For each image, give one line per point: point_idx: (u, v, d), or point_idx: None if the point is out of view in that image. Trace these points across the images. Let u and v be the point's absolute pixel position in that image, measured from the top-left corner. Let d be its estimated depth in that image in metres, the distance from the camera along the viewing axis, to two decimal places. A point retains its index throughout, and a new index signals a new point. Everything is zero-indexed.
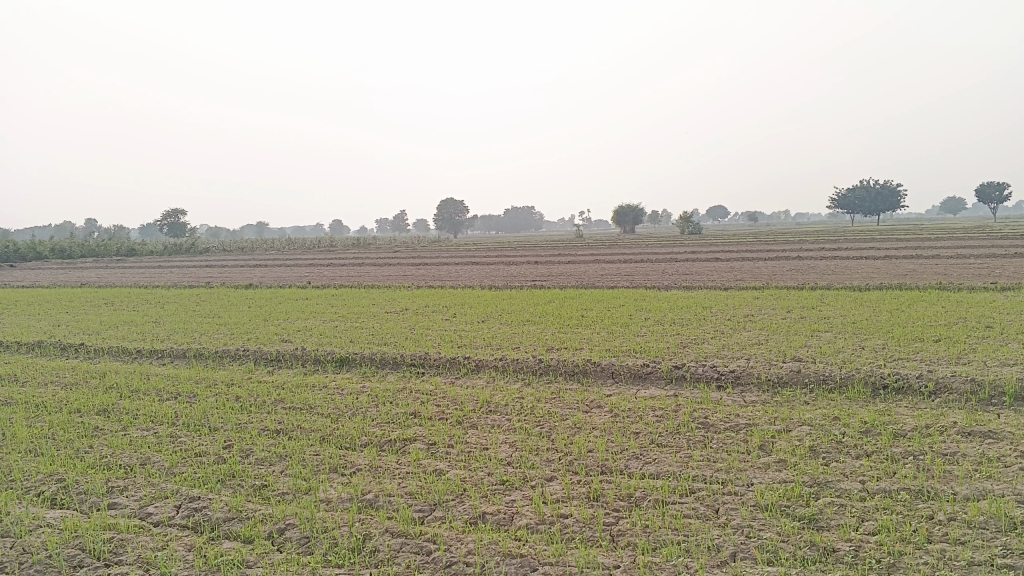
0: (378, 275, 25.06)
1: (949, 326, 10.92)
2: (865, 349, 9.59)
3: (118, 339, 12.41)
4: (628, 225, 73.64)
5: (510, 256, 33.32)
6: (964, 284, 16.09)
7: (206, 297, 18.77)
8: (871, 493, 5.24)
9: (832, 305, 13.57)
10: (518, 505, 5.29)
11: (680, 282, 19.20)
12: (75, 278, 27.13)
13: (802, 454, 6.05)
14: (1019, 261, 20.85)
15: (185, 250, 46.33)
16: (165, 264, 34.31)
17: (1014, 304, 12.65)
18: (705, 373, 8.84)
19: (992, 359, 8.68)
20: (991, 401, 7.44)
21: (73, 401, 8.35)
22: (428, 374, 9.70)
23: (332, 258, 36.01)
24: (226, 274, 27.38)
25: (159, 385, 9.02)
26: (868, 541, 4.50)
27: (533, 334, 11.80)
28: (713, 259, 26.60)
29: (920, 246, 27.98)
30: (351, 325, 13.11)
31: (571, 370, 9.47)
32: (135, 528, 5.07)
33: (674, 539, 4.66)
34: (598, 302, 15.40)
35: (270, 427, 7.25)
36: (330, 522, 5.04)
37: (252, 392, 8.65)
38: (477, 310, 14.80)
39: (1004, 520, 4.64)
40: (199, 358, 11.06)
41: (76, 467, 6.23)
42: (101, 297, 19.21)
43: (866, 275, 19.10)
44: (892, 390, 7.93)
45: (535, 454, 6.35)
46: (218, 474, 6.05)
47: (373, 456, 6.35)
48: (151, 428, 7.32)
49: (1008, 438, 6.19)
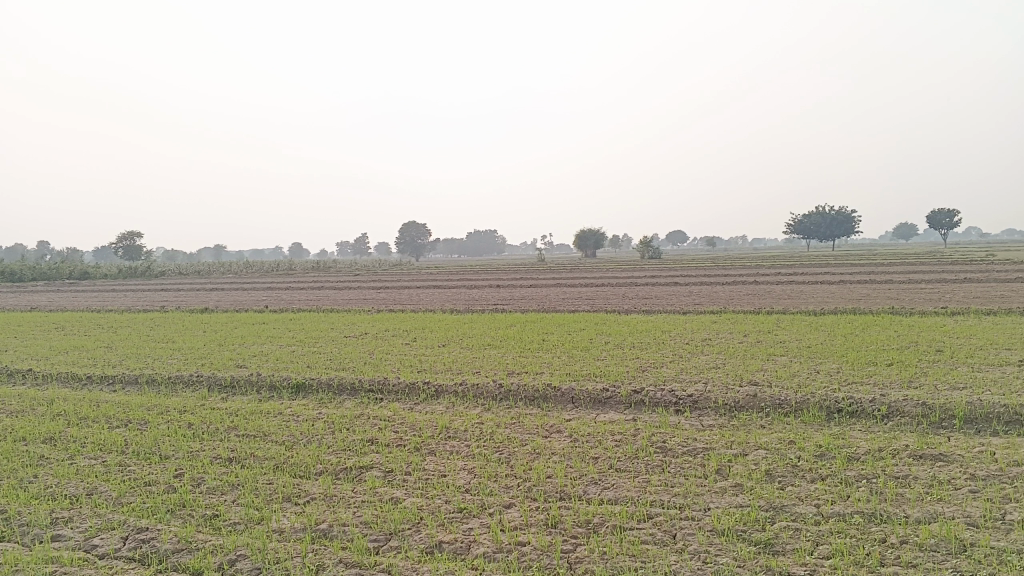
0: (338, 299, 24.83)
1: (902, 350, 11.13)
2: (820, 373, 9.73)
3: (68, 364, 12.12)
4: (589, 249, 74.05)
5: (472, 280, 33.27)
6: (916, 309, 16.43)
7: (161, 321, 18.41)
8: (825, 517, 5.28)
9: (788, 329, 13.75)
10: (476, 533, 5.24)
11: (639, 306, 19.33)
12: (24, 302, 26.47)
13: (757, 478, 6.10)
14: (968, 287, 21.36)
15: (140, 272, 45.51)
16: (120, 287, 33.62)
17: (963, 328, 12.94)
18: (664, 397, 8.88)
19: (943, 382, 8.86)
20: (943, 424, 7.58)
21: (19, 429, 8.10)
22: (386, 400, 9.61)
23: (292, 281, 35.66)
24: (181, 297, 26.89)
25: (109, 412, 8.80)
26: (822, 565, 4.53)
27: (493, 359, 11.77)
28: (673, 284, 26.83)
29: (874, 272, 28.57)
30: (309, 350, 12.97)
31: (530, 395, 9.45)
32: (79, 561, 4.91)
33: (631, 565, 4.65)
34: (559, 326, 15.41)
35: (222, 454, 7.10)
36: (282, 553, 4.94)
37: (205, 419, 8.49)
38: (437, 334, 14.73)
39: (955, 543, 4.71)
40: (152, 384, 10.83)
41: (19, 499, 6.03)
42: (52, 321, 18.72)
43: (822, 299, 19.39)
44: (846, 413, 8.04)
45: (493, 481, 6.30)
46: (168, 504, 5.90)
47: (328, 484, 6.25)
48: (99, 457, 7.13)
49: (959, 460, 6.31)
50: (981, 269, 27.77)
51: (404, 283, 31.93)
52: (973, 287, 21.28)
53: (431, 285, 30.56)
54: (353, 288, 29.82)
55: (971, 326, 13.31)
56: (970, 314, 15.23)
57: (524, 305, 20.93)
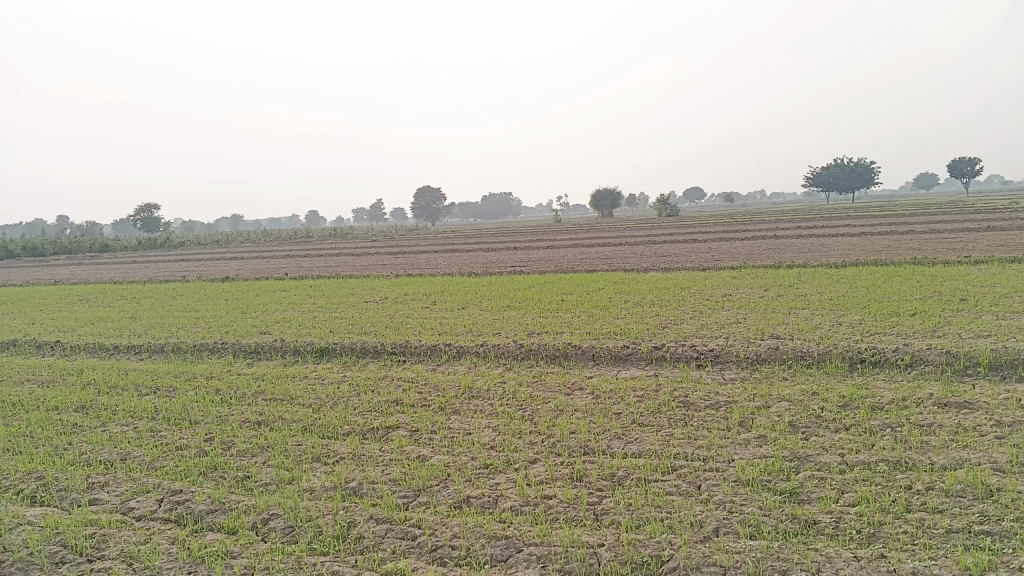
0: (356, 265, 24.91)
1: (925, 300, 11.05)
2: (842, 324, 9.70)
3: (94, 335, 12.29)
4: (606, 209, 73.64)
5: (489, 242, 33.26)
6: (939, 258, 16.26)
7: (182, 291, 18.58)
8: (850, 465, 5.30)
9: (809, 282, 13.68)
10: (502, 487, 5.31)
11: (657, 264, 19.26)
12: (48, 276, 26.77)
13: (781, 429, 6.12)
14: (991, 235, 21.09)
15: (159, 244, 45.85)
16: (141, 259, 33.90)
17: (987, 277, 12.81)
18: (685, 352, 8.90)
19: (966, 331, 8.81)
20: (967, 372, 7.56)
21: (51, 398, 8.26)
22: (409, 362, 9.69)
23: (310, 249, 35.82)
24: (201, 267, 27.09)
25: (138, 380, 8.95)
26: (848, 512, 4.57)
27: (513, 319, 11.81)
28: (691, 241, 26.70)
29: (895, 223, 28.27)
30: (331, 315, 13.08)
31: (552, 353, 9.50)
32: (117, 523, 5.03)
33: (657, 516, 4.70)
34: (578, 286, 15.41)
35: (250, 418, 7.21)
36: (314, 511, 5.03)
37: (232, 384, 8.61)
38: (456, 297, 14.78)
39: (981, 488, 4.72)
40: (177, 352, 10.98)
41: (55, 465, 6.17)
42: (76, 294, 18.95)
43: (842, 252, 19.21)
44: (869, 363, 8.03)
45: (518, 437, 6.36)
46: (199, 466, 6.01)
47: (356, 444, 6.34)
48: (130, 423, 7.26)
49: (984, 407, 6.29)
50: (1004, 217, 27.42)
51: (421, 248, 31.96)
52: (996, 235, 21.03)
53: (449, 249, 30.59)
54: (371, 254, 29.93)
55: (994, 274, 13.17)
56: (993, 262, 15.08)
57: (543, 266, 20.93)
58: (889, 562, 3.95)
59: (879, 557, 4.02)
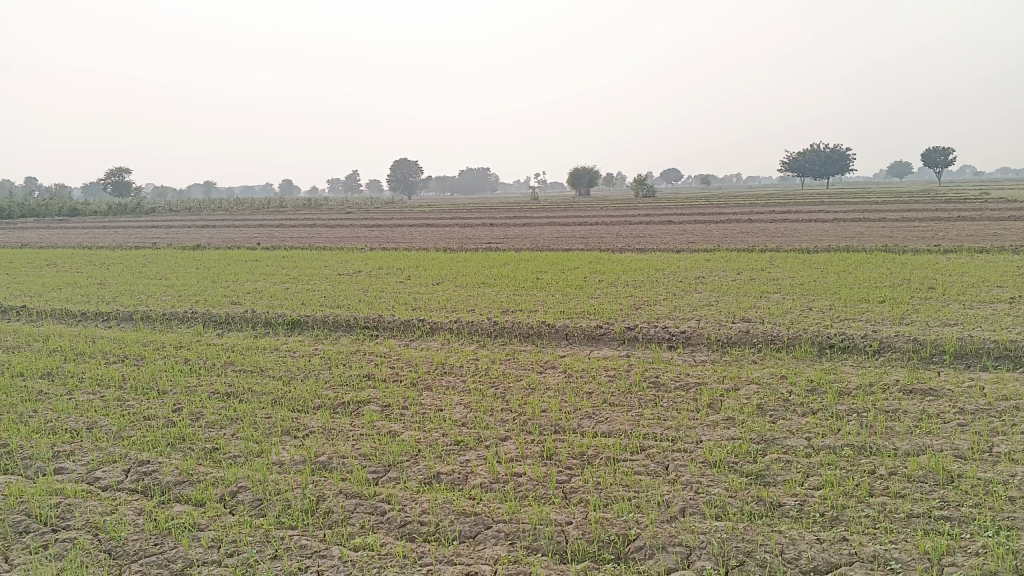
0: (331, 236, 24.73)
1: (894, 287, 11.20)
2: (813, 309, 9.81)
3: (61, 301, 12.09)
4: (583, 188, 73.67)
5: (465, 218, 33.17)
6: (909, 247, 16.47)
7: (153, 259, 18.33)
8: (816, 449, 5.38)
9: (782, 267, 13.81)
10: (473, 464, 5.32)
11: (633, 244, 19.31)
12: (14, 239, 26.28)
13: (749, 412, 6.19)
14: (961, 225, 21.44)
15: (130, 210, 45.20)
16: (110, 225, 33.39)
17: (956, 266, 13.00)
18: (657, 333, 8.95)
19: (934, 319, 8.95)
20: (932, 359, 7.69)
21: (16, 364, 8.12)
22: (382, 337, 9.65)
23: (284, 219, 35.52)
24: (173, 235, 26.75)
25: (106, 347, 8.84)
26: (812, 495, 4.64)
27: (488, 296, 11.81)
28: (667, 222, 26.81)
29: (867, 210, 28.61)
30: (304, 287, 12.99)
31: (525, 331, 9.51)
32: (82, 493, 4.98)
33: (625, 495, 4.75)
34: (553, 264, 15.41)
35: (220, 389, 7.15)
36: (283, 485, 5.01)
37: (201, 354, 8.54)
38: (431, 272, 14.72)
39: (942, 474, 4.82)
40: (146, 320, 10.85)
41: (19, 432, 6.08)
42: (43, 258, 18.63)
43: (815, 238, 19.39)
44: (838, 349, 8.13)
45: (490, 415, 6.38)
46: (167, 437, 5.96)
47: (327, 418, 6.31)
48: (98, 392, 7.17)
49: (948, 395, 6.40)
50: (974, 207, 27.85)
51: (396, 221, 31.75)
52: (966, 225, 21.36)
53: (424, 223, 30.46)
54: (345, 226, 29.71)
55: (963, 264, 13.38)
56: (962, 252, 15.30)
57: (518, 244, 20.92)
58: (850, 545, 4.03)
59: (841, 540, 4.09)
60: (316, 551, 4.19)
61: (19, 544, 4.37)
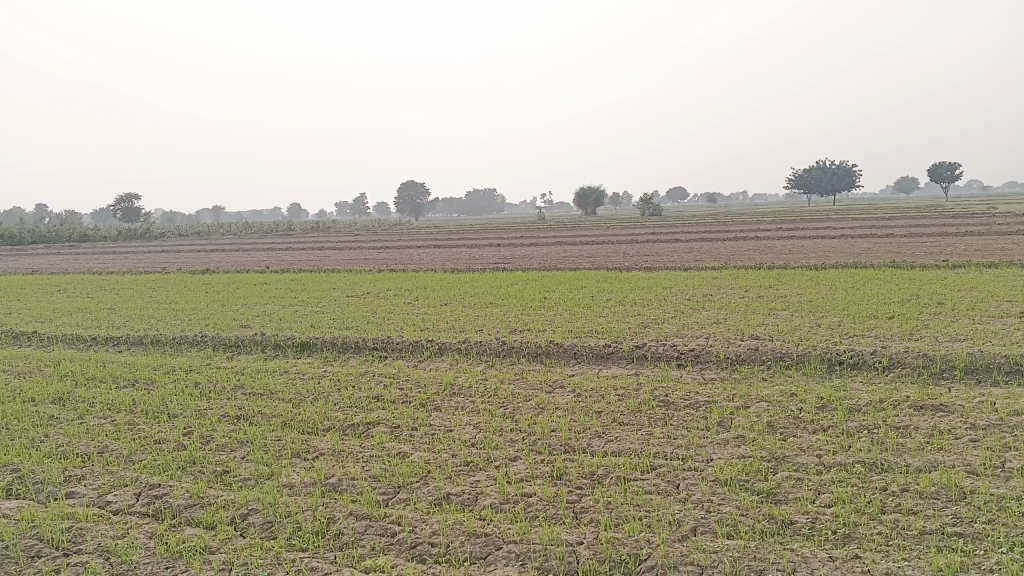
0: (339, 259, 24.85)
1: (903, 303, 11.18)
2: (822, 326, 9.79)
3: (72, 326, 12.17)
4: (590, 207, 73.86)
5: (473, 238, 33.26)
6: (918, 262, 16.44)
7: (162, 283, 18.43)
8: (827, 466, 5.36)
9: (790, 284, 13.79)
10: (483, 485, 5.32)
11: (641, 263, 19.34)
12: (25, 265, 26.50)
13: (759, 429, 6.17)
14: (969, 240, 21.39)
15: (139, 235, 45.54)
16: (120, 249, 33.62)
17: (965, 281, 12.96)
18: (666, 352, 8.94)
19: (944, 334, 8.91)
20: (943, 374, 7.66)
21: (27, 390, 8.17)
22: (390, 358, 9.68)
23: (292, 241, 35.72)
24: (181, 259, 26.89)
25: (116, 372, 8.88)
26: (824, 513, 4.62)
27: (496, 316, 11.84)
28: (675, 240, 26.84)
29: (875, 226, 28.58)
30: (312, 310, 13.05)
31: (533, 351, 9.52)
32: (94, 517, 4.99)
33: (635, 515, 4.73)
34: (561, 284, 15.43)
35: (230, 412, 7.18)
36: (294, 507, 5.02)
37: (211, 377, 8.57)
38: (439, 293, 14.76)
39: (955, 490, 4.79)
40: (157, 344, 10.90)
41: (31, 457, 6.11)
42: (53, 284, 18.77)
43: (823, 254, 19.38)
44: (847, 365, 8.11)
45: (499, 435, 6.38)
46: (178, 460, 5.98)
47: (336, 440, 6.32)
48: (108, 416, 7.21)
49: (959, 410, 6.37)
50: (982, 222, 27.79)
51: (403, 243, 31.84)
52: (974, 240, 21.29)
53: (431, 244, 30.57)
54: (352, 248, 29.86)
55: (972, 279, 13.34)
56: (971, 267, 15.25)
57: (526, 263, 20.94)
58: (863, 562, 4.00)
59: (854, 558, 4.07)
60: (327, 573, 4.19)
61: (31, 569, 4.39)
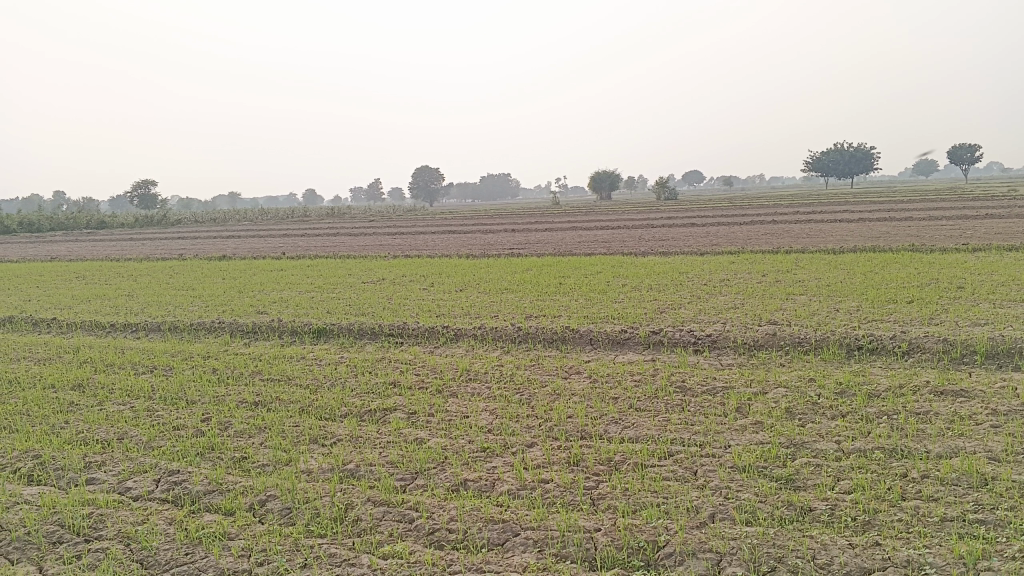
0: (354, 244, 24.91)
1: (922, 287, 11.08)
2: (840, 311, 9.70)
3: (91, 313, 12.28)
4: (604, 191, 73.63)
5: (489, 224, 33.19)
6: (937, 245, 16.25)
7: (179, 269, 18.57)
8: (846, 452, 5.32)
9: (806, 268, 13.68)
10: (499, 471, 5.32)
11: (657, 248, 19.23)
12: (44, 252, 26.73)
13: (778, 416, 6.13)
14: (990, 223, 21.10)
15: (156, 221, 45.80)
16: (137, 236, 33.83)
17: (985, 265, 12.80)
18: (682, 337, 8.90)
19: (964, 319, 8.82)
20: (963, 359, 7.59)
21: (48, 376, 8.25)
22: (406, 344, 9.69)
23: (308, 227, 35.79)
24: (198, 245, 26.99)
25: (135, 358, 8.95)
26: (843, 499, 4.58)
27: (511, 302, 11.83)
28: (691, 225, 26.66)
29: (894, 209, 28.22)
30: (328, 296, 13.10)
31: (549, 337, 9.50)
32: (114, 503, 5.04)
33: (653, 501, 4.72)
34: (576, 269, 15.40)
35: (247, 399, 7.21)
36: (311, 493, 5.04)
37: (229, 364, 8.60)
38: (454, 279, 14.75)
39: (976, 477, 4.74)
40: (174, 331, 10.97)
41: (52, 443, 6.17)
42: (73, 271, 18.93)
43: (841, 238, 19.21)
44: (866, 350, 8.04)
45: (515, 421, 6.37)
46: (197, 447, 6.02)
47: (353, 426, 6.34)
48: (128, 402, 7.26)
49: (980, 396, 6.30)
50: (1001, 204, 27.52)
51: (418, 228, 31.92)
52: (995, 223, 21.00)
53: (446, 230, 30.68)
54: (367, 234, 29.97)
55: (992, 262, 13.16)
56: (992, 250, 15.08)
57: (541, 249, 20.85)
58: (883, 550, 3.97)
59: (874, 545, 4.04)
60: (345, 559, 4.20)
61: (53, 554, 4.43)
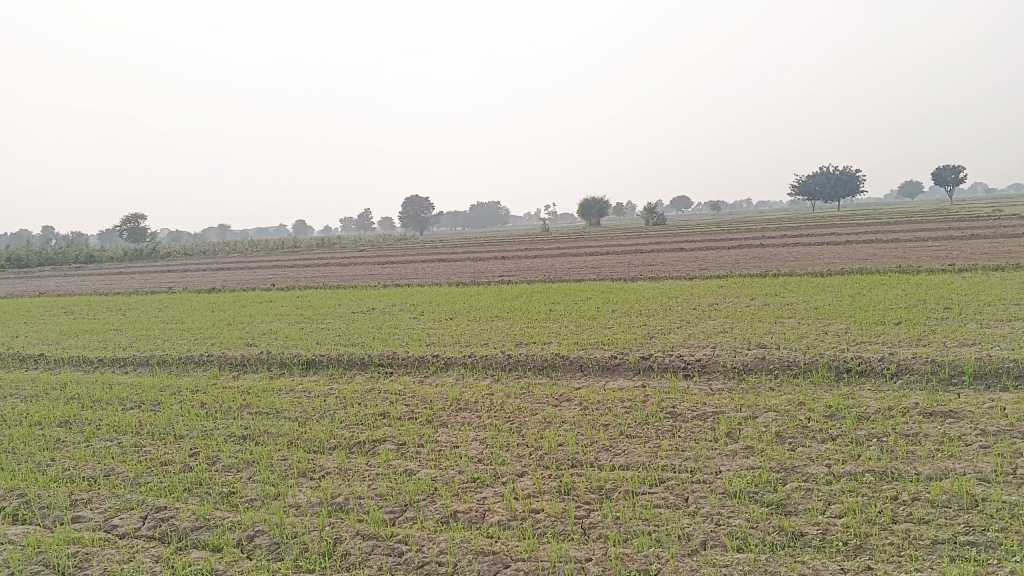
0: (344, 275, 24.88)
1: (910, 307, 11.16)
2: (829, 333, 9.73)
3: (79, 348, 12.19)
4: (592, 217, 73.81)
5: (479, 251, 33.24)
6: (923, 267, 16.34)
7: (168, 303, 18.50)
8: (837, 476, 5.32)
9: (795, 291, 13.74)
10: (490, 502, 5.29)
11: (645, 273, 19.24)
12: (31, 287, 26.57)
13: (768, 440, 6.13)
14: (976, 243, 21.28)
15: (146, 254, 45.70)
16: (125, 270, 33.73)
17: (972, 285, 12.89)
18: (672, 363, 8.90)
19: (952, 339, 8.86)
20: (951, 380, 7.61)
21: (34, 413, 8.18)
22: (396, 374, 9.65)
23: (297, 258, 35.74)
24: (188, 278, 26.94)
25: (123, 393, 8.88)
26: (834, 524, 4.57)
27: (501, 329, 11.83)
28: (679, 249, 26.73)
29: (881, 231, 28.40)
30: (318, 327, 13.07)
31: (539, 364, 9.49)
32: (100, 541, 4.98)
33: (645, 530, 4.69)
34: (565, 296, 15.43)
35: (236, 433, 7.16)
36: (300, 528, 4.99)
37: (217, 398, 8.54)
38: (443, 308, 14.75)
39: (966, 498, 4.74)
40: (163, 365, 10.89)
41: (37, 481, 6.10)
42: (61, 306, 18.84)
43: (828, 260, 19.27)
44: (855, 372, 8.06)
45: (506, 450, 6.35)
46: (185, 482, 5.97)
47: (342, 458, 6.30)
48: (115, 438, 7.20)
49: (968, 417, 6.31)
50: (986, 225, 27.79)
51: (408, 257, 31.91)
52: (981, 244, 21.15)
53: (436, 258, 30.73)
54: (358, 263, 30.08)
55: (978, 282, 13.27)
56: (978, 270, 15.19)
57: (531, 276, 20.88)
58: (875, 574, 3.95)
59: (865, 569, 4.02)
60: None
61: None
